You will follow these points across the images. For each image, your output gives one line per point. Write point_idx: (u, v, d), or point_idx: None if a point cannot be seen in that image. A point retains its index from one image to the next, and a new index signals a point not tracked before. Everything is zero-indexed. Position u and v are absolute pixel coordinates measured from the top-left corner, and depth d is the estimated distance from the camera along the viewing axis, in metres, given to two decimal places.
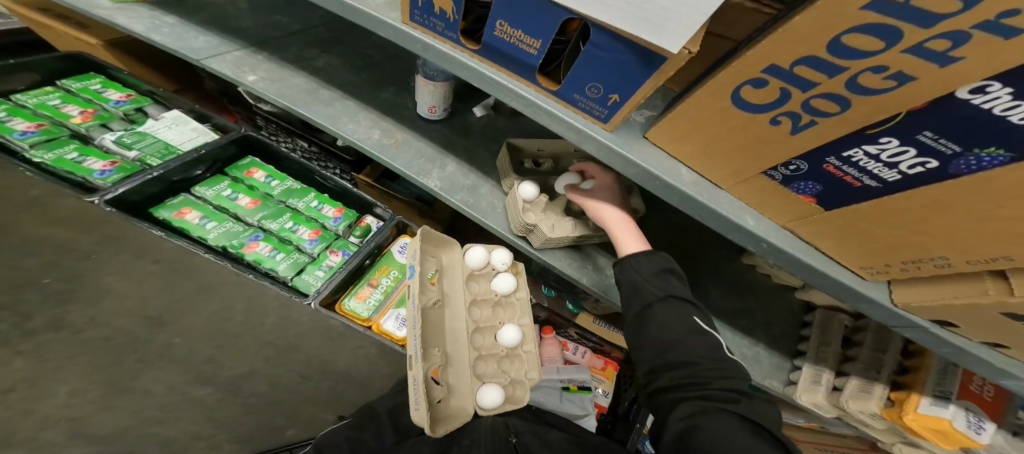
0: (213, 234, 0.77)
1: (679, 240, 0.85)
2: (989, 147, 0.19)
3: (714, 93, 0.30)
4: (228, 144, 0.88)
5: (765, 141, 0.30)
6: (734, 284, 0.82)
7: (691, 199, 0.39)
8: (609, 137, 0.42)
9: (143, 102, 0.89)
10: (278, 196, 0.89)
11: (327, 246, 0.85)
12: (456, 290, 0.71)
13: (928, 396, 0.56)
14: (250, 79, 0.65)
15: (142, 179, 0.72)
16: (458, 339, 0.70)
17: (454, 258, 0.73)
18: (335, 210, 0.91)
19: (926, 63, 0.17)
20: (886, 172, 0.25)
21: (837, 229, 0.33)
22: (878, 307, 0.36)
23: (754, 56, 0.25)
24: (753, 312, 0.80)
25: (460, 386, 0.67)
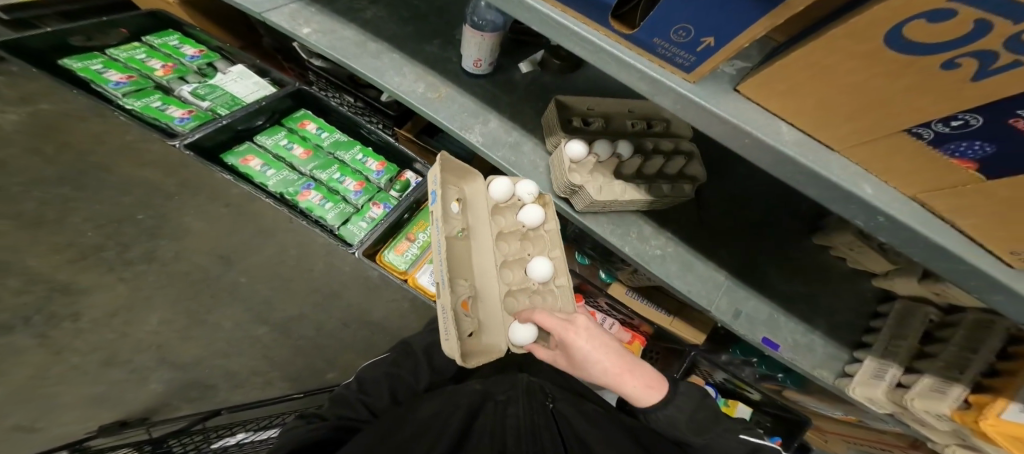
0: (272, 181, 0.80)
1: (734, 217, 0.78)
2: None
3: (854, 33, 0.24)
4: (286, 95, 0.89)
5: (929, 86, 0.23)
6: (795, 267, 0.76)
7: (793, 163, 0.34)
8: (691, 89, 0.38)
9: (213, 57, 0.90)
10: (328, 148, 0.90)
11: (370, 199, 0.86)
12: (483, 222, 0.66)
13: (1020, 402, 0.50)
14: (305, 32, 0.63)
15: (211, 128, 0.76)
16: (487, 273, 0.65)
17: (477, 189, 0.66)
18: (378, 164, 0.91)
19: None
20: None
21: (993, 204, 0.26)
22: (1020, 300, 0.30)
23: None
24: (813, 298, 0.74)
25: (491, 321, 0.64)
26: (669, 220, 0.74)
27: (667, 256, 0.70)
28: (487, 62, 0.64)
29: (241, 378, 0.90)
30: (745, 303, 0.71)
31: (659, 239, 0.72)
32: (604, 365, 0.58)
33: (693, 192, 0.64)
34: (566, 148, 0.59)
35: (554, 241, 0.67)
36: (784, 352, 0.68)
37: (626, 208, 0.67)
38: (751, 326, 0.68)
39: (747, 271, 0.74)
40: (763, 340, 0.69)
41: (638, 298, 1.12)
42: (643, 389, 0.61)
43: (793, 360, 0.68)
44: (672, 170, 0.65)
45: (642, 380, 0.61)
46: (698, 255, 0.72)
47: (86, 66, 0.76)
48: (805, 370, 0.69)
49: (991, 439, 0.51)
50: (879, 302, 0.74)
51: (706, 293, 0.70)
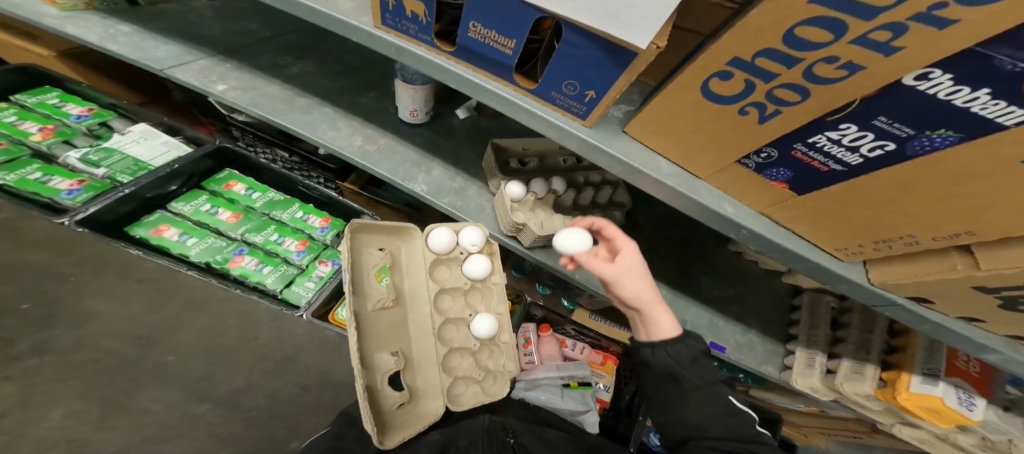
0: (195, 250, 0.76)
1: (666, 232, 0.85)
2: (937, 130, 0.21)
3: (683, 89, 0.31)
4: (201, 156, 0.86)
5: (737, 129, 0.31)
6: (722, 272, 0.83)
7: (672, 191, 0.38)
8: (589, 133, 0.40)
9: (107, 116, 0.85)
10: (260, 208, 0.88)
11: (315, 257, 0.86)
12: (417, 284, 0.65)
13: (918, 375, 0.57)
14: (220, 89, 0.61)
15: (115, 197, 0.71)
16: (424, 338, 0.65)
17: (413, 247, 0.67)
18: (321, 220, 0.91)
19: (873, 53, 0.19)
20: (851, 155, 0.27)
21: (808, 212, 0.34)
22: (859, 287, 0.37)
23: (717, 48, 0.25)
24: (743, 299, 0.81)
25: (427, 387, 0.63)
26: None
27: None
28: (425, 112, 0.67)
29: None
30: (688, 312, 0.75)
31: None
32: None
33: (623, 217, 0.70)
34: (507, 189, 0.62)
35: (498, 295, 0.70)
36: (731, 354, 0.72)
37: (569, 237, 0.71)
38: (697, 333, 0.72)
39: (683, 282, 0.79)
40: (710, 344, 0.73)
41: (604, 321, 1.16)
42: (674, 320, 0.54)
43: (740, 359, 0.73)
44: (602, 198, 0.70)
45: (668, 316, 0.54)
46: None
47: None
48: (752, 367, 0.74)
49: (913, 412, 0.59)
50: (792, 296, 0.82)
51: None
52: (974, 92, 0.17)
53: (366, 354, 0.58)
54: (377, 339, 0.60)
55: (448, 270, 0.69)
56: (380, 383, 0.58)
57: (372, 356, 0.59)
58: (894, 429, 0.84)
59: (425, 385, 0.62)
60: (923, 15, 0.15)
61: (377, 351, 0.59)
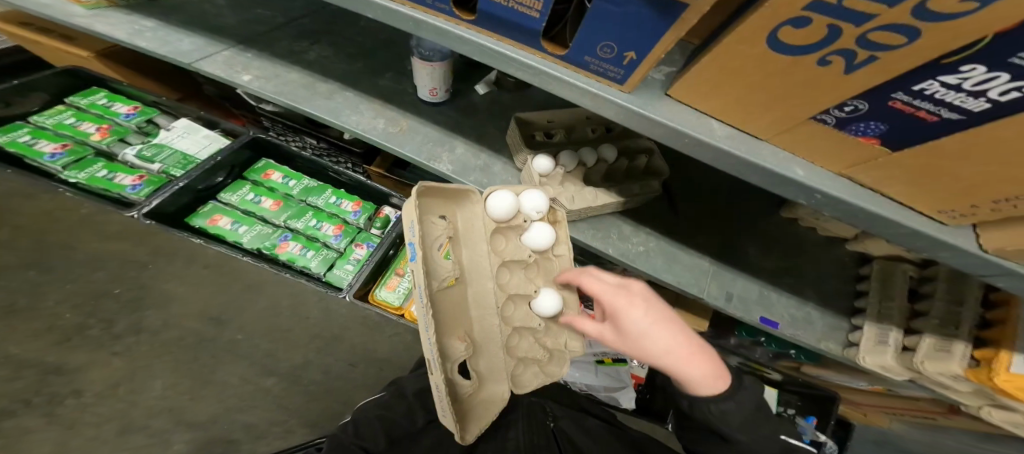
0: (246, 237, 0.83)
1: (707, 202, 0.79)
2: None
3: (746, 41, 0.25)
4: (239, 147, 0.93)
5: (813, 83, 0.25)
6: (772, 242, 0.76)
7: (731, 157, 0.34)
8: (629, 99, 0.35)
9: (151, 113, 0.95)
10: (298, 195, 0.93)
11: (351, 240, 0.89)
12: (479, 258, 0.57)
13: (1023, 353, 0.48)
14: (246, 79, 0.63)
15: (170, 191, 0.80)
16: (487, 320, 0.58)
17: (471, 212, 0.56)
18: (354, 204, 0.94)
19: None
20: (971, 102, 0.20)
21: (907, 172, 0.28)
22: (960, 253, 0.31)
23: None
24: (798, 270, 0.74)
25: (491, 372, 0.59)
26: (644, 215, 0.74)
27: (650, 251, 0.70)
28: (445, 90, 0.66)
29: (261, 430, 0.89)
30: (735, 285, 0.70)
31: (638, 236, 0.72)
32: (667, 342, 0.49)
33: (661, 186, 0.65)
34: (536, 163, 0.59)
35: (563, 269, 0.63)
36: (785, 330, 0.67)
37: (603, 210, 0.67)
38: (746, 307, 0.67)
39: (726, 253, 0.73)
40: (761, 320, 0.68)
41: None
42: (710, 378, 0.49)
43: (795, 335, 0.67)
44: (640, 165, 0.65)
45: (706, 370, 0.49)
46: (680, 245, 0.72)
47: (13, 139, 0.79)
48: (810, 345, 0.68)
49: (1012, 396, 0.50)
50: (858, 265, 0.74)
51: (695, 280, 0.69)
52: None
53: (436, 341, 0.53)
54: (443, 324, 0.55)
55: (504, 240, 0.61)
56: (452, 373, 0.54)
57: (443, 342, 0.54)
58: (981, 411, 0.75)
59: (491, 370, 0.59)
60: None
61: (445, 336, 0.54)
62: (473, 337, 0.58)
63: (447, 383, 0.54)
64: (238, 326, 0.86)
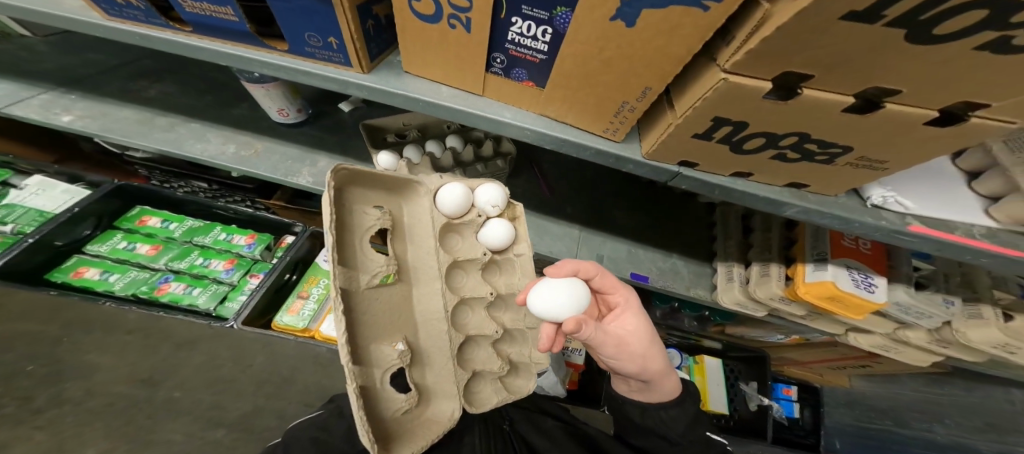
0: (118, 285, 0.84)
1: (574, 175, 0.85)
2: (559, 7, 0.27)
3: (406, 15, 0.34)
4: (102, 197, 0.89)
5: (464, 45, 0.34)
6: (636, 203, 0.83)
7: (457, 110, 0.39)
8: (364, 78, 0.39)
9: (4, 174, 0.89)
10: (181, 237, 0.93)
11: (245, 271, 0.92)
12: (425, 256, 0.56)
13: (809, 262, 0.55)
14: (66, 119, 0.67)
15: (19, 249, 0.76)
16: (435, 324, 0.57)
17: (417, 208, 0.57)
18: (246, 237, 0.95)
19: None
20: (533, 47, 0.31)
21: (564, 103, 0.35)
22: (636, 166, 0.37)
23: None
24: (659, 223, 0.81)
25: (439, 385, 0.58)
26: (521, 197, 0.79)
27: None
28: (297, 111, 0.71)
29: None
30: (605, 246, 0.75)
31: None
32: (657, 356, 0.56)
33: (508, 165, 0.72)
34: (382, 161, 0.62)
35: (524, 268, 0.62)
36: (654, 282, 0.72)
37: None
38: (616, 265, 0.72)
39: (597, 219, 0.79)
40: (633, 276, 0.72)
41: None
42: (670, 389, 0.60)
43: (666, 287, 0.72)
44: (484, 151, 0.71)
45: (670, 384, 0.60)
46: (548, 217, 0.77)
47: None
48: (682, 294, 0.73)
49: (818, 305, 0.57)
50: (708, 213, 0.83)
51: (568, 249, 0.74)
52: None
53: (364, 345, 0.49)
54: (374, 327, 0.51)
55: (457, 240, 0.62)
56: (378, 383, 0.49)
57: (370, 348, 0.49)
58: (849, 339, 0.77)
59: (436, 382, 0.57)
60: None
61: (375, 342, 0.50)
62: (414, 344, 0.57)
63: (373, 399, 0.49)
64: (175, 383, 0.82)
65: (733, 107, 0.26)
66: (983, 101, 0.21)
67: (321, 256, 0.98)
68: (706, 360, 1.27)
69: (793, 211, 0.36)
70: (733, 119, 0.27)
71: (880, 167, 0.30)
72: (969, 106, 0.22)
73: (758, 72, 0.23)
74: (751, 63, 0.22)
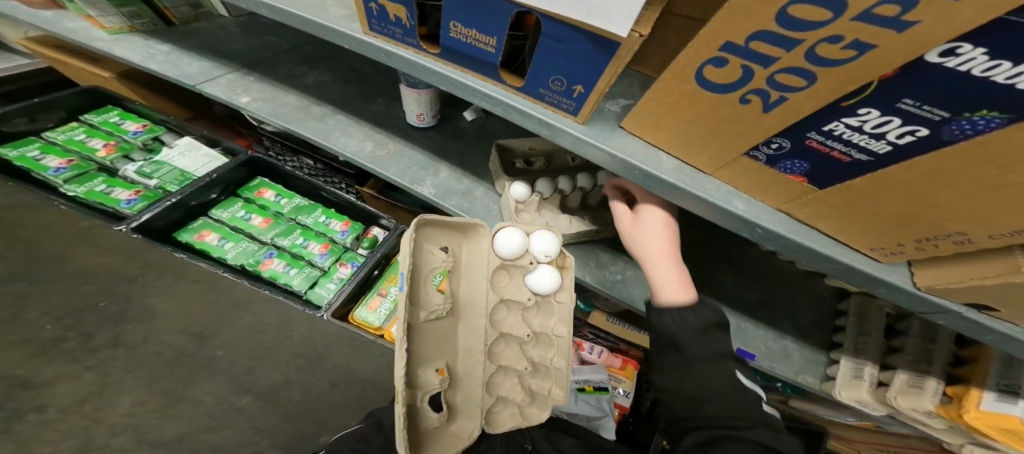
0: (231, 253, 0.80)
1: (690, 228, 0.80)
2: (980, 110, 0.18)
3: (679, 75, 0.29)
4: (237, 166, 0.91)
5: (738, 122, 0.29)
6: (751, 270, 0.77)
7: (676, 188, 0.35)
8: (583, 130, 0.37)
9: (158, 131, 0.92)
10: (289, 213, 0.91)
11: (336, 259, 0.88)
12: (476, 293, 0.52)
13: (992, 391, 0.48)
14: (245, 100, 0.69)
15: (161, 207, 0.76)
16: (474, 356, 0.53)
17: (478, 249, 0.51)
18: (342, 223, 0.93)
19: (882, 29, 0.17)
20: (875, 143, 0.24)
21: (836, 209, 0.30)
22: (901, 293, 0.32)
23: (706, 34, 0.24)
24: (773, 303, 0.74)
25: (465, 406, 0.55)
26: (623, 244, 0.72)
27: (628, 280, 0.66)
28: (432, 116, 0.70)
29: None
30: None
31: (617, 264, 0.68)
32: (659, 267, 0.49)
33: None
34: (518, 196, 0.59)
35: (564, 318, 0.55)
36: (761, 362, 0.66)
37: (581, 240, 0.67)
38: None
39: (704, 283, 0.73)
40: (738, 352, 0.67)
41: (621, 323, 1.08)
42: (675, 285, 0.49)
43: (772, 368, 0.65)
44: None
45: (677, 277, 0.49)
46: None
47: (21, 154, 0.75)
48: (787, 378, 0.66)
49: (987, 435, 0.49)
50: (838, 300, 0.75)
51: None
52: (1017, 69, 0.15)
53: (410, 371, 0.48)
54: (422, 352, 0.49)
55: (506, 276, 0.56)
56: (420, 403, 0.48)
57: (417, 372, 0.48)
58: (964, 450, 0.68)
59: (465, 405, 0.54)
60: (866, 15, 0.17)
61: (421, 364, 0.49)
62: (453, 370, 0.54)
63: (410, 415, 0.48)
64: (219, 342, 0.83)
65: None
66: None
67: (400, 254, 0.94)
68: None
69: None
70: None
71: None
72: None
73: None
74: None
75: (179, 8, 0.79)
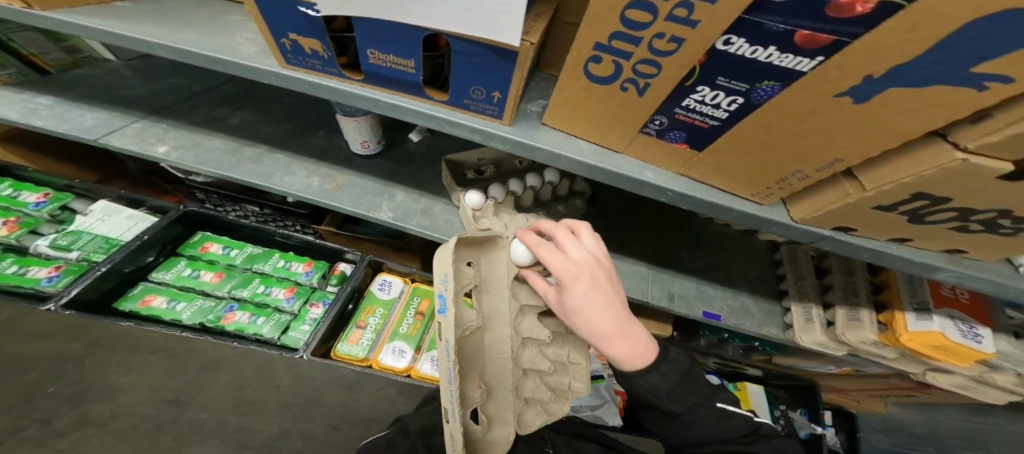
0: (186, 314, 0.83)
1: (639, 209, 0.86)
2: (765, 81, 0.26)
3: (572, 72, 0.34)
4: (170, 223, 0.91)
5: (625, 105, 0.34)
6: (700, 239, 0.83)
7: (596, 169, 0.40)
8: (510, 130, 0.42)
9: (64, 199, 0.91)
10: (241, 264, 0.92)
11: (305, 301, 0.90)
12: (499, 304, 0.53)
13: (910, 311, 0.55)
14: (163, 150, 0.71)
15: (90, 278, 0.78)
16: (503, 365, 0.55)
17: (495, 259, 0.53)
18: (304, 265, 0.95)
19: (683, 27, 0.24)
20: (717, 111, 0.30)
21: (719, 166, 0.36)
22: (783, 227, 0.39)
23: (581, 39, 0.30)
24: (726, 265, 0.80)
25: (501, 413, 0.56)
26: None
27: None
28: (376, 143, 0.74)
29: None
30: (675, 285, 0.74)
31: None
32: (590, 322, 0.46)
33: (585, 204, 0.73)
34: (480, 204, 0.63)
35: None
36: (727, 320, 0.71)
37: None
38: (688, 304, 0.71)
39: (662, 258, 0.78)
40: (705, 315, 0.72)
41: None
42: (627, 356, 0.47)
43: (738, 325, 0.71)
44: (563, 191, 0.72)
45: (630, 347, 0.47)
46: (617, 256, 0.76)
47: None
48: (755, 332, 0.72)
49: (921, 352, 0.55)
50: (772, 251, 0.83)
51: (639, 286, 0.73)
52: (766, 50, 0.23)
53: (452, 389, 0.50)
54: (460, 369, 0.51)
55: (522, 282, 0.58)
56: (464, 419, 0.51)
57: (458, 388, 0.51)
58: (927, 379, 0.75)
59: (499, 412, 0.56)
60: (670, 16, 0.24)
61: (462, 382, 0.51)
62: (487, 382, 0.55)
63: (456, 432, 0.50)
64: (202, 404, 0.84)
65: (936, 185, 0.26)
66: None
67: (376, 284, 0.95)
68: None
69: (944, 276, 0.37)
70: (927, 196, 0.28)
71: None
72: None
73: (997, 157, 0.23)
74: (1002, 147, 0.22)
75: (48, 54, 0.80)
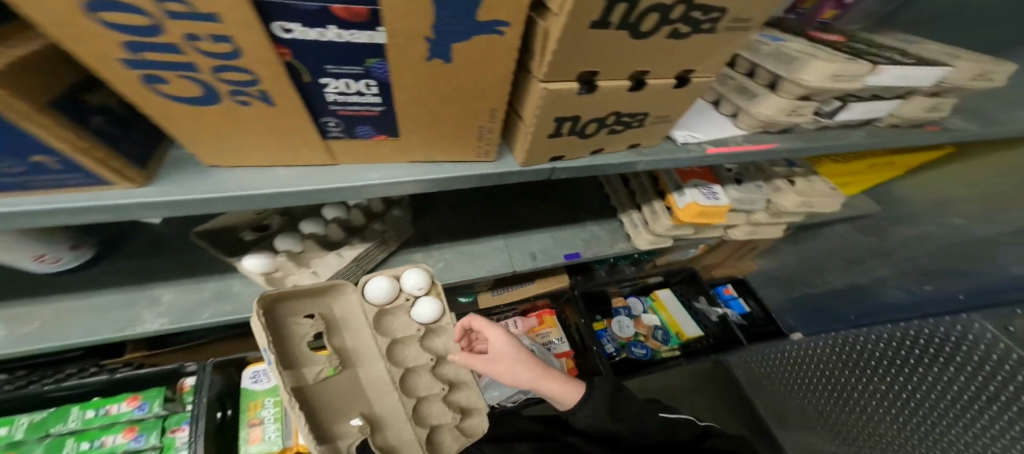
0: None
1: (470, 188, 0.88)
2: (369, 58, 0.25)
3: (149, 102, 0.24)
4: None
5: (268, 119, 0.28)
6: (533, 194, 0.90)
7: (311, 192, 0.35)
8: (151, 191, 0.30)
9: None
10: (33, 435, 0.66)
11: (163, 431, 0.71)
12: (364, 341, 0.55)
13: (677, 192, 0.71)
14: None
15: None
16: (385, 392, 0.56)
17: (349, 302, 0.53)
18: (131, 399, 0.72)
19: (204, 22, 0.18)
20: (362, 94, 0.29)
21: (419, 138, 0.36)
22: (514, 174, 0.43)
23: (85, 61, 0.19)
24: (561, 209, 0.90)
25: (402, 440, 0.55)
26: (428, 235, 0.76)
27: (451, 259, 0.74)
28: (69, 249, 0.51)
29: None
30: (531, 243, 0.82)
31: (432, 256, 0.73)
32: (516, 367, 0.61)
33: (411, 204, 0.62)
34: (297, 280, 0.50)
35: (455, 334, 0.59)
36: (584, 253, 0.83)
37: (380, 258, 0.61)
38: (548, 256, 0.80)
39: (507, 224, 0.83)
40: (566, 257, 0.82)
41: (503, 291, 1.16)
42: (562, 390, 0.62)
43: (593, 253, 0.84)
44: (378, 204, 0.58)
45: (559, 386, 0.62)
46: (467, 240, 0.78)
47: None
48: (609, 252, 0.85)
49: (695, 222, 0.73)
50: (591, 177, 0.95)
51: (502, 260, 0.77)
52: (330, 28, 0.22)
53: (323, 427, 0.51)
54: (329, 410, 0.52)
55: (395, 316, 0.57)
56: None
57: (331, 427, 0.52)
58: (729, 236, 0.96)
59: (397, 442, 0.55)
60: (168, 11, 0.17)
61: (334, 420, 0.52)
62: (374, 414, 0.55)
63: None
64: None
65: (558, 110, 0.34)
66: (690, 67, 0.35)
67: (248, 378, 0.82)
68: (688, 335, 1.32)
69: (643, 165, 0.48)
70: (566, 118, 0.36)
71: (666, 119, 0.43)
72: (688, 73, 0.37)
73: (564, 79, 0.31)
74: (556, 71, 0.30)
75: None
